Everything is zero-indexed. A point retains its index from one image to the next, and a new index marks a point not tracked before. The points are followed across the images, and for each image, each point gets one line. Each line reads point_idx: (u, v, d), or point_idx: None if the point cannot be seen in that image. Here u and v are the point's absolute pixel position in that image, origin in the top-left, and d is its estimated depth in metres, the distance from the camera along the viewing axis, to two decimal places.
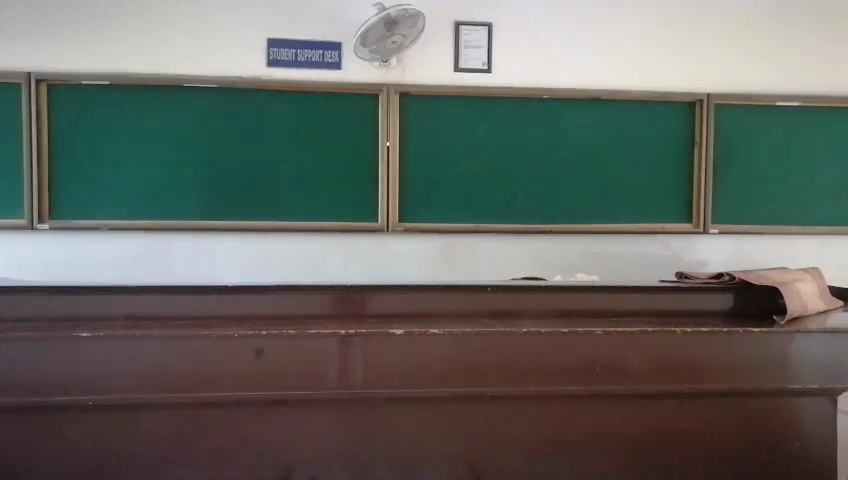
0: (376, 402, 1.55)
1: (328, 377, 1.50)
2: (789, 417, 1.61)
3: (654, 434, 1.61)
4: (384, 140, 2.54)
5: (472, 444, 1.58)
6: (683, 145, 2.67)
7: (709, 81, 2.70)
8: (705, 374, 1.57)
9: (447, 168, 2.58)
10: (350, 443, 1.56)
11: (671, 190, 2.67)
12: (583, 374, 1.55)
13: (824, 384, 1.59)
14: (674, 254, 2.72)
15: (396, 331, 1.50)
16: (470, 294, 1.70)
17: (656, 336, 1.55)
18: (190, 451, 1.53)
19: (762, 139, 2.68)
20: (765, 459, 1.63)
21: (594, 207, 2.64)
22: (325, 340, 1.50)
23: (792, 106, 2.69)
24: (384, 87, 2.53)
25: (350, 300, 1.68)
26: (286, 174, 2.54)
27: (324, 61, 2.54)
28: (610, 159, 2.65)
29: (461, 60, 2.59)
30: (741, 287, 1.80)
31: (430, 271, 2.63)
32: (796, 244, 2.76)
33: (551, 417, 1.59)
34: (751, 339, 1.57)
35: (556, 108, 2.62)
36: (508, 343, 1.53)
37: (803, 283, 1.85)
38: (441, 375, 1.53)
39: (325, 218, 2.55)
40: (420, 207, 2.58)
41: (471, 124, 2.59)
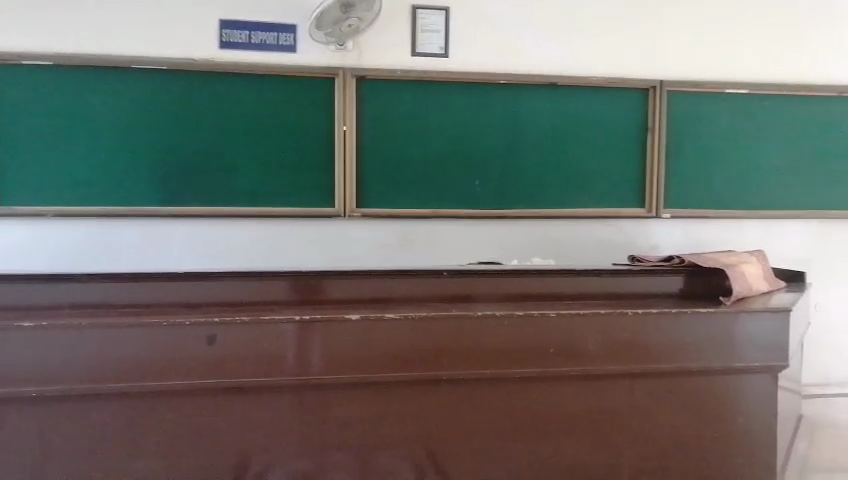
0: (333, 389, 1.54)
1: (283, 363, 1.48)
2: (732, 396, 1.67)
3: (606, 415, 1.64)
4: (341, 125, 2.51)
5: (429, 429, 1.58)
6: (638, 131, 2.72)
7: (662, 69, 2.75)
8: (656, 353, 1.62)
9: (402, 152, 2.58)
10: (306, 430, 1.54)
11: (627, 176, 2.73)
12: (539, 356, 1.57)
13: (765, 362, 1.66)
14: (628, 239, 2.78)
15: (351, 317, 1.50)
16: (428, 279, 1.70)
17: (610, 318, 1.59)
18: (143, 442, 1.49)
19: (712, 125, 2.76)
20: (710, 437, 1.68)
21: (551, 193, 2.68)
22: (283, 327, 1.48)
23: (740, 94, 2.77)
24: (340, 70, 2.51)
25: (307, 285, 1.67)
26: (242, 159, 2.50)
27: (278, 44, 2.50)
28: (566, 145, 2.68)
29: (418, 45, 2.58)
30: (687, 272, 1.86)
31: (386, 256, 2.63)
32: (743, 228, 2.85)
33: (508, 401, 1.60)
34: (698, 319, 1.63)
35: (511, 92, 2.63)
36: (466, 327, 1.54)
37: (747, 266, 1.92)
38: (399, 361, 1.52)
39: (282, 204, 2.53)
40: (375, 192, 2.57)
41: (426, 108, 2.58)
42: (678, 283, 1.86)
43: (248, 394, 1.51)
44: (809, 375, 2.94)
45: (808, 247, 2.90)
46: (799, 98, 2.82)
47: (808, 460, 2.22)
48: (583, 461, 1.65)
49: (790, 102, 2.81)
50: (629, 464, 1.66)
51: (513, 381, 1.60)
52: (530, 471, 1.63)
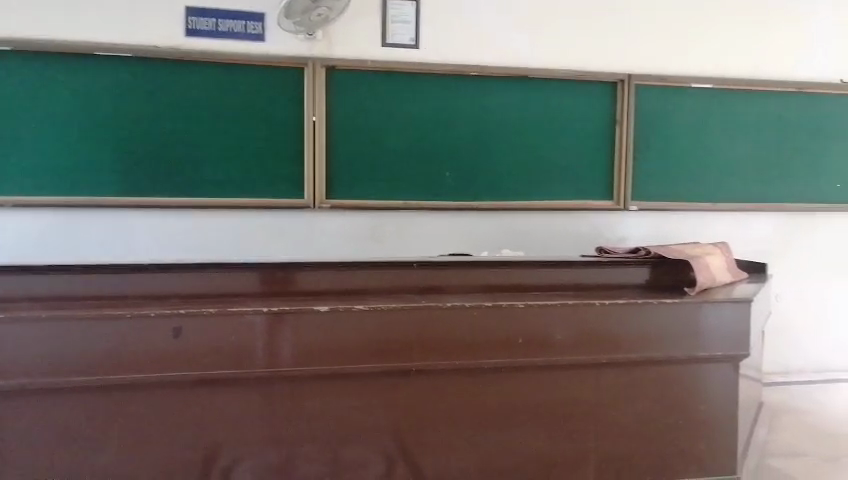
0: (301, 381, 1.53)
1: (250, 356, 1.47)
2: (695, 384, 1.71)
3: (572, 404, 1.67)
4: (310, 115, 2.49)
5: (399, 421, 1.58)
6: (606, 124, 2.75)
7: (629, 62, 2.78)
8: (622, 343, 1.64)
9: (371, 143, 2.56)
10: (275, 423, 1.53)
11: (596, 169, 2.76)
12: (508, 347, 1.59)
13: (728, 352, 1.70)
14: (597, 231, 2.81)
15: (321, 308, 1.49)
16: (397, 270, 1.70)
17: (577, 308, 1.61)
18: (107, 437, 1.47)
19: (678, 119, 2.80)
20: (674, 425, 1.72)
21: (521, 185, 2.70)
22: (251, 319, 1.46)
23: (705, 89, 2.82)
24: (310, 60, 2.48)
25: (276, 277, 1.65)
26: (209, 149, 2.46)
27: (246, 32, 2.47)
28: (536, 137, 2.70)
29: (388, 36, 2.57)
30: (653, 263, 1.89)
31: (355, 247, 2.62)
32: (707, 220, 2.90)
33: (476, 391, 1.61)
34: (663, 309, 1.65)
35: (481, 84, 2.64)
36: (435, 318, 1.54)
37: (711, 257, 1.96)
38: (367, 353, 1.52)
39: (250, 195, 2.50)
40: (345, 183, 2.55)
41: (396, 99, 2.57)
42: (644, 274, 1.89)
43: (216, 387, 1.49)
44: (770, 364, 3.03)
45: (770, 239, 2.97)
46: (761, 94, 2.87)
47: (768, 445, 2.28)
48: (549, 449, 1.67)
49: (754, 97, 2.87)
50: (595, 452, 1.69)
51: (483, 372, 1.61)
52: (499, 460, 1.65)
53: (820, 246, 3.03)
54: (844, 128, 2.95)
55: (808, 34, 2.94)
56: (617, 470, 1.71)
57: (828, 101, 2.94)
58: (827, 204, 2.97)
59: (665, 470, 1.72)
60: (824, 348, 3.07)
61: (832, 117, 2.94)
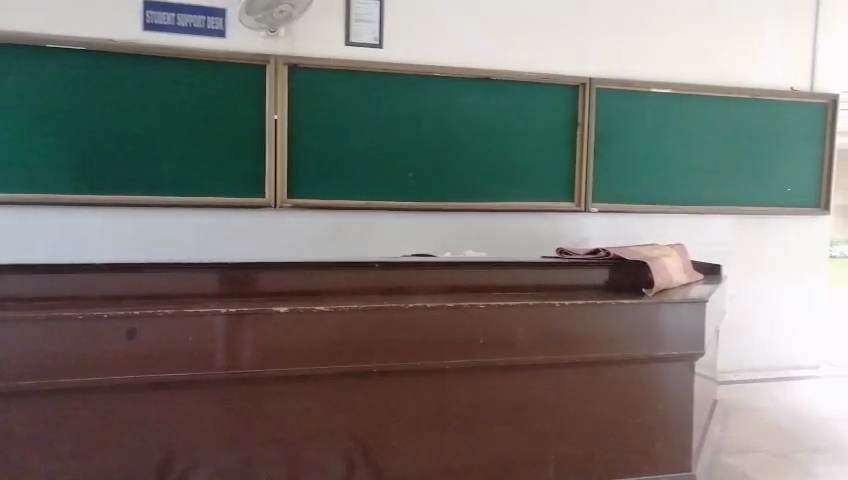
0: (260, 383, 1.50)
1: (206, 358, 1.44)
2: (650, 382, 1.74)
3: (531, 403, 1.68)
4: (272, 114, 2.46)
5: (360, 422, 1.57)
6: (568, 127, 2.78)
7: (591, 67, 2.82)
8: (581, 342, 1.66)
9: (334, 142, 2.54)
10: (233, 425, 1.50)
11: (558, 171, 2.79)
12: (470, 348, 1.59)
13: (684, 351, 1.74)
14: (559, 232, 2.84)
15: (281, 309, 1.46)
16: (359, 271, 1.69)
17: (538, 308, 1.62)
18: (57, 443, 1.42)
19: (638, 123, 2.85)
20: (631, 422, 1.75)
21: (484, 186, 2.71)
22: (210, 320, 1.43)
23: (664, 93, 2.88)
24: (272, 57, 2.45)
25: (235, 277, 1.63)
26: (167, 147, 2.41)
27: (207, 28, 2.42)
28: (500, 139, 2.71)
29: (352, 35, 2.55)
30: (613, 264, 1.91)
31: (317, 247, 2.60)
32: (666, 222, 2.96)
33: (436, 391, 1.61)
34: (622, 310, 1.68)
35: (445, 84, 2.64)
36: (397, 319, 1.53)
37: (668, 258, 1.99)
38: (328, 354, 1.50)
39: (210, 194, 2.46)
40: (308, 182, 2.53)
41: (359, 98, 2.56)
42: (604, 274, 1.91)
43: (171, 389, 1.46)
44: (725, 363, 3.13)
45: (724, 241, 3.05)
46: (718, 100, 2.95)
47: (721, 442, 2.34)
48: (508, 447, 1.68)
49: (710, 102, 2.94)
50: (554, 451, 1.71)
51: (444, 373, 1.60)
52: (460, 460, 1.65)
53: (772, 248, 3.12)
54: (795, 134, 3.06)
55: (763, 42, 3.03)
56: (575, 468, 1.73)
57: (780, 107, 3.03)
58: (779, 207, 3.06)
59: (622, 468, 1.75)
60: (774, 347, 3.18)
61: (783, 123, 3.04)
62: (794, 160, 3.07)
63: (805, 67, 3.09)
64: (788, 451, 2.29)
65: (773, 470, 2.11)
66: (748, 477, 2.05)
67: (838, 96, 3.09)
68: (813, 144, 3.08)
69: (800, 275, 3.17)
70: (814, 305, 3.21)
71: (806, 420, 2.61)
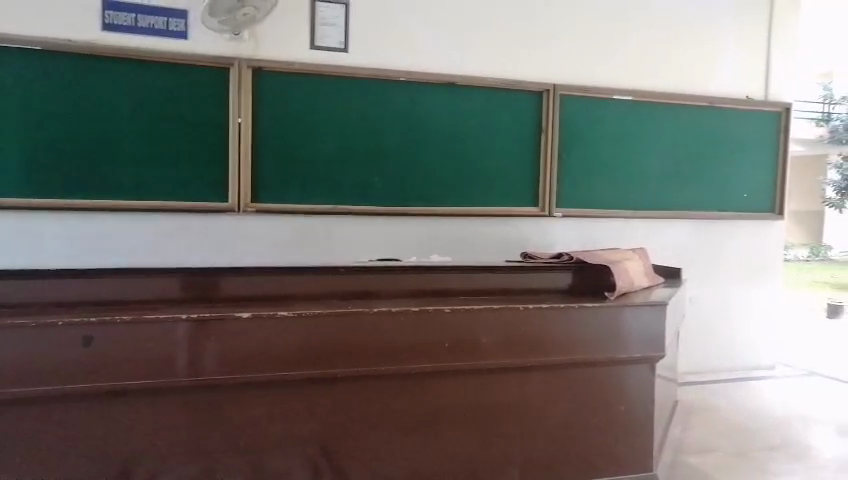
0: (222, 390, 1.48)
1: (167, 366, 1.40)
2: (612, 384, 1.77)
3: (495, 406, 1.69)
4: (235, 117, 2.43)
5: (325, 427, 1.56)
6: (533, 132, 2.81)
7: (554, 74, 2.86)
8: (544, 345, 1.67)
9: (299, 146, 2.52)
10: (196, 433, 1.48)
11: (523, 176, 2.81)
12: (434, 352, 1.59)
13: (645, 353, 1.77)
14: (524, 237, 2.87)
15: (243, 314, 1.44)
16: (324, 275, 1.68)
17: (503, 312, 1.63)
18: (9, 454, 1.37)
19: (600, 129, 2.90)
20: (595, 424, 1.77)
21: (449, 191, 2.72)
22: (170, 326, 1.40)
23: (625, 100, 2.93)
24: (236, 60, 2.43)
25: (197, 282, 1.60)
26: (127, 150, 2.36)
27: (168, 29, 2.38)
28: (465, 143, 2.73)
29: (316, 38, 2.54)
30: (576, 268, 1.94)
31: (281, 252, 2.58)
32: (628, 227, 3.02)
33: (401, 395, 1.61)
34: (584, 313, 1.70)
35: (411, 88, 2.65)
36: (361, 324, 1.52)
37: (629, 261, 2.03)
38: (292, 360, 1.48)
39: (172, 198, 2.41)
40: (272, 186, 2.51)
41: (324, 101, 2.54)
42: (566, 278, 1.94)
43: (129, 398, 1.42)
44: (685, 365, 3.20)
45: (684, 244, 3.12)
46: (677, 107, 3.02)
47: (681, 441, 2.39)
48: (473, 450, 1.68)
49: (670, 109, 3.01)
50: (519, 455, 1.72)
51: (408, 377, 1.60)
52: (425, 465, 1.65)
53: (730, 252, 3.20)
54: (750, 141, 3.15)
55: (719, 51, 3.12)
56: (540, 471, 1.74)
57: (736, 115, 3.12)
58: (736, 212, 3.15)
59: (586, 470, 1.77)
60: (732, 349, 3.27)
61: (739, 130, 3.13)
62: (751, 166, 3.16)
63: (759, 77, 3.19)
64: (746, 449, 2.35)
65: (731, 468, 2.17)
66: (708, 475, 2.10)
67: (790, 105, 3.21)
68: (767, 151, 3.18)
69: (756, 278, 3.27)
70: (768, 307, 3.31)
71: (763, 418, 2.68)
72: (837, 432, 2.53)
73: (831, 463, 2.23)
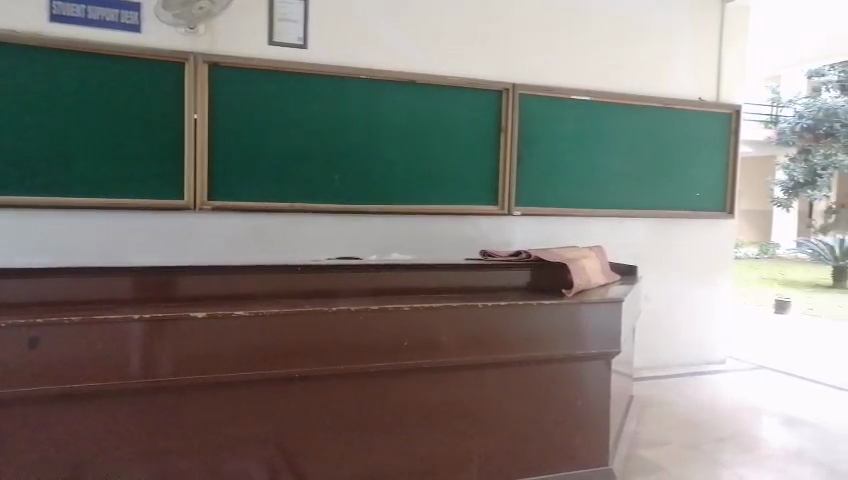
0: (176, 392, 1.44)
1: (120, 367, 1.37)
2: (569, 380, 1.79)
3: (453, 403, 1.69)
4: (191, 113, 2.38)
5: (283, 427, 1.54)
6: (492, 131, 2.83)
7: (515, 73, 2.89)
8: (502, 342, 1.69)
9: (256, 143, 2.49)
10: (150, 437, 1.44)
11: (482, 175, 2.83)
12: (394, 350, 1.58)
13: (601, 350, 1.81)
14: (484, 235, 2.89)
15: (199, 314, 1.41)
16: (282, 274, 1.66)
17: (461, 310, 1.63)
18: None
19: (559, 128, 2.94)
20: (554, 420, 1.80)
21: (409, 189, 2.72)
22: (123, 327, 1.36)
23: (583, 100, 2.98)
24: (191, 55, 2.38)
25: (152, 282, 1.57)
26: (77, 145, 2.28)
27: (120, 22, 2.31)
28: (425, 142, 2.73)
29: (275, 34, 2.51)
30: (534, 266, 1.97)
31: (239, 250, 2.54)
32: (586, 225, 3.07)
33: (359, 394, 1.60)
34: (542, 310, 1.72)
35: (370, 86, 2.63)
36: (319, 323, 1.51)
37: (587, 259, 2.06)
38: (249, 360, 1.46)
39: (125, 196, 2.35)
40: (229, 183, 2.46)
41: (282, 98, 2.51)
42: (524, 276, 1.96)
43: (79, 401, 1.38)
44: (641, 360, 3.28)
45: (640, 242, 3.18)
46: (633, 108, 3.08)
47: (636, 436, 2.44)
48: (433, 448, 1.68)
49: (627, 110, 3.07)
50: (478, 452, 1.73)
51: (367, 376, 1.60)
52: (386, 464, 1.64)
53: (684, 250, 3.29)
54: (702, 142, 3.24)
55: (674, 54, 3.20)
56: (499, 468, 1.75)
57: (688, 116, 3.21)
58: (689, 210, 3.24)
59: (545, 466, 1.80)
60: (685, 344, 3.36)
61: (691, 130, 3.22)
62: (703, 166, 3.25)
63: (712, 79, 3.29)
64: (698, 442, 2.41)
65: (684, 460, 2.22)
66: (662, 468, 2.15)
67: (739, 107, 3.31)
68: (718, 151, 3.28)
69: (708, 275, 3.36)
70: (719, 303, 3.41)
71: (715, 411, 2.76)
72: (784, 422, 2.63)
73: (778, 453, 2.31)
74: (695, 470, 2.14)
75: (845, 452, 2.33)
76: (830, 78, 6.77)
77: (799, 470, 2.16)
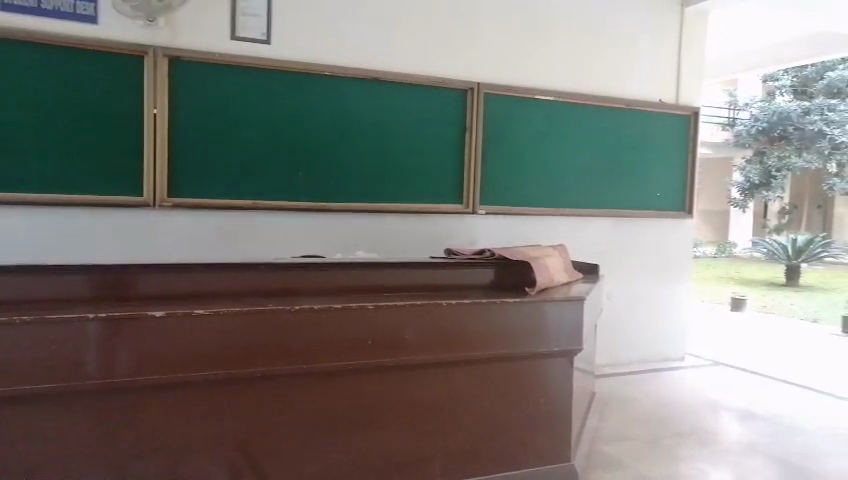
0: (133, 394, 1.41)
1: (75, 368, 1.33)
2: (532, 377, 1.81)
3: (417, 402, 1.69)
4: (151, 108, 2.33)
5: (245, 427, 1.52)
6: (457, 130, 2.84)
7: (480, 73, 2.91)
8: (466, 340, 1.69)
9: (218, 139, 2.44)
10: (107, 438, 1.40)
11: (447, 173, 2.84)
12: (357, 349, 1.57)
13: (564, 347, 1.83)
14: (449, 234, 2.90)
15: (157, 313, 1.38)
16: (244, 272, 1.63)
17: (425, 308, 1.63)
18: None
19: (523, 128, 2.97)
20: (517, 418, 1.81)
21: (373, 187, 2.71)
22: (79, 326, 1.32)
23: (547, 100, 3.01)
24: (150, 48, 2.33)
25: (109, 280, 1.53)
26: (29, 139, 2.21)
27: (76, 13, 2.25)
28: (390, 140, 2.72)
29: (238, 29, 2.47)
30: (498, 264, 1.98)
31: (199, 249, 2.50)
32: (550, 224, 3.10)
33: (323, 393, 1.58)
34: (506, 308, 1.73)
35: (335, 83, 2.61)
36: (282, 321, 1.49)
37: (550, 258, 2.08)
38: (209, 360, 1.43)
39: (82, 192, 2.29)
40: (190, 180, 2.42)
41: (244, 94, 2.47)
42: (488, 274, 1.97)
43: (30, 404, 1.33)
44: (603, 357, 3.33)
45: (601, 241, 3.23)
46: (596, 109, 3.13)
47: (598, 432, 2.48)
48: (396, 447, 1.68)
49: (590, 110, 3.12)
50: (442, 450, 1.73)
51: (330, 375, 1.58)
52: (350, 464, 1.64)
53: (646, 248, 3.35)
54: (663, 143, 3.31)
55: (636, 56, 3.25)
56: (463, 467, 1.76)
57: (649, 118, 3.27)
58: (649, 210, 3.30)
59: (508, 464, 1.81)
60: (646, 341, 3.42)
61: (653, 132, 3.28)
62: (663, 167, 3.32)
63: (671, 82, 3.36)
64: (658, 437, 2.45)
65: (644, 456, 2.26)
66: (623, 464, 2.18)
67: (698, 110, 3.39)
68: (678, 153, 3.35)
69: (668, 273, 3.43)
70: (678, 301, 3.49)
71: (674, 407, 2.81)
72: (739, 417, 2.69)
73: (734, 447, 2.37)
74: (654, 465, 2.18)
75: (797, 446, 2.40)
76: (784, 82, 7.00)
77: (754, 464, 2.21)
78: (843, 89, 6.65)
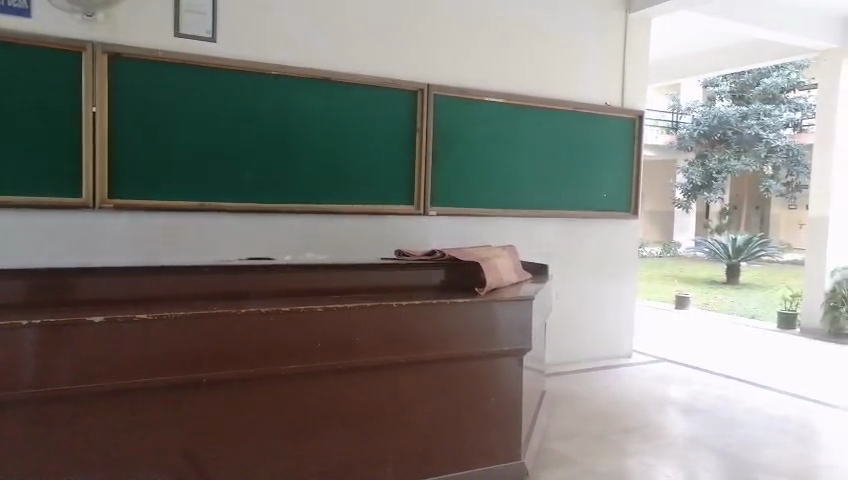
0: (72, 402, 1.35)
1: (8, 377, 1.26)
2: (483, 376, 1.83)
3: (368, 403, 1.68)
4: (90, 105, 2.25)
5: (191, 434, 1.48)
6: (408, 131, 2.84)
7: (430, 74, 2.92)
8: (418, 341, 1.69)
9: (161, 138, 2.37)
10: (48, 450, 1.35)
11: (397, 174, 2.83)
12: (307, 352, 1.55)
13: (514, 346, 1.85)
14: (400, 234, 2.89)
15: (97, 318, 1.33)
16: (189, 275, 1.59)
17: (377, 311, 1.63)
18: None
19: (473, 128, 2.99)
20: (468, 417, 1.82)
21: (323, 188, 2.68)
22: (12, 333, 1.26)
23: (496, 102, 3.04)
24: (89, 44, 2.25)
25: (45, 285, 1.47)
26: None
27: (7, 6, 2.15)
28: (340, 141, 2.70)
29: (181, 25, 2.41)
30: (447, 265, 1.99)
31: (143, 251, 2.43)
32: (500, 225, 3.14)
33: (272, 396, 1.56)
34: (457, 309, 1.74)
35: (283, 82, 2.58)
36: (229, 325, 1.45)
37: (499, 258, 2.10)
38: (153, 366, 1.39)
39: (16, 193, 2.19)
40: (132, 181, 2.35)
41: (188, 92, 2.41)
42: (438, 274, 1.97)
43: None
44: (553, 355, 3.38)
45: (550, 242, 3.28)
46: (545, 111, 3.18)
47: (548, 429, 2.51)
48: (347, 449, 1.66)
49: (538, 112, 3.16)
50: (394, 451, 1.72)
51: (279, 379, 1.56)
52: (299, 468, 1.61)
53: (593, 248, 3.42)
54: (609, 145, 3.39)
55: (582, 59, 3.32)
56: (415, 468, 1.75)
57: (596, 120, 3.34)
58: (596, 211, 3.37)
59: (459, 463, 1.81)
60: (594, 338, 3.50)
61: (599, 133, 3.35)
62: (609, 168, 3.40)
63: (614, 87, 3.43)
64: (605, 433, 2.51)
65: (593, 452, 2.30)
66: (571, 460, 2.22)
67: (642, 113, 3.48)
68: (623, 154, 3.44)
69: (614, 273, 3.51)
70: (624, 299, 3.57)
71: (621, 403, 2.88)
72: (684, 412, 2.78)
73: (678, 441, 2.43)
74: (601, 460, 2.22)
75: (737, 437, 2.48)
76: (723, 88, 7.20)
77: (696, 457, 2.28)
78: (777, 94, 6.93)
